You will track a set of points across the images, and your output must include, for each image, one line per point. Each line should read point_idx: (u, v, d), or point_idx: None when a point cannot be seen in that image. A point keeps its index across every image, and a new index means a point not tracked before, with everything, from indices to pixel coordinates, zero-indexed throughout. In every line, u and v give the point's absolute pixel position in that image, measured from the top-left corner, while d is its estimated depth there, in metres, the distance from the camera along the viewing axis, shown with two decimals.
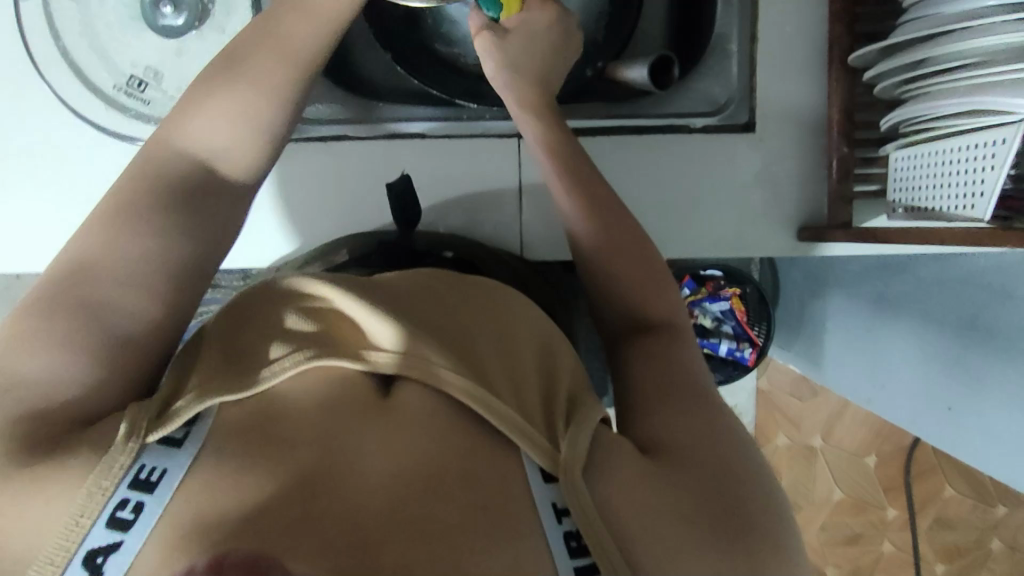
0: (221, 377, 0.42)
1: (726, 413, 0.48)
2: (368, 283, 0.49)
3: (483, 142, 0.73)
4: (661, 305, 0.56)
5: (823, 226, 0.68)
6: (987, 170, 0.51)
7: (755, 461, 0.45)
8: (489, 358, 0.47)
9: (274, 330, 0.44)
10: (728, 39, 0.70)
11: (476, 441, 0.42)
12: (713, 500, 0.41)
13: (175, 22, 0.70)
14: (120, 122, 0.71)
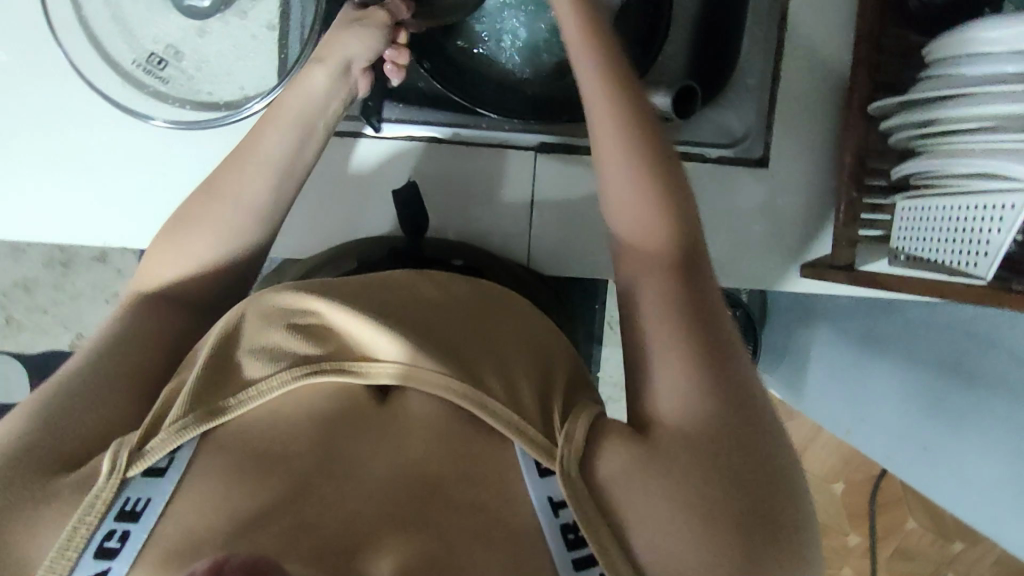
0: (205, 401, 0.43)
1: (733, 357, 0.45)
2: (350, 287, 0.50)
3: (501, 154, 0.74)
4: (683, 243, 0.49)
5: (825, 266, 0.69)
6: (992, 232, 0.53)
7: (761, 416, 0.43)
8: (480, 352, 0.48)
9: (264, 350, 0.46)
10: (747, 75, 0.72)
11: (470, 447, 0.43)
12: (717, 478, 0.40)
13: (200, 3, 0.69)
14: (133, 98, 0.71)
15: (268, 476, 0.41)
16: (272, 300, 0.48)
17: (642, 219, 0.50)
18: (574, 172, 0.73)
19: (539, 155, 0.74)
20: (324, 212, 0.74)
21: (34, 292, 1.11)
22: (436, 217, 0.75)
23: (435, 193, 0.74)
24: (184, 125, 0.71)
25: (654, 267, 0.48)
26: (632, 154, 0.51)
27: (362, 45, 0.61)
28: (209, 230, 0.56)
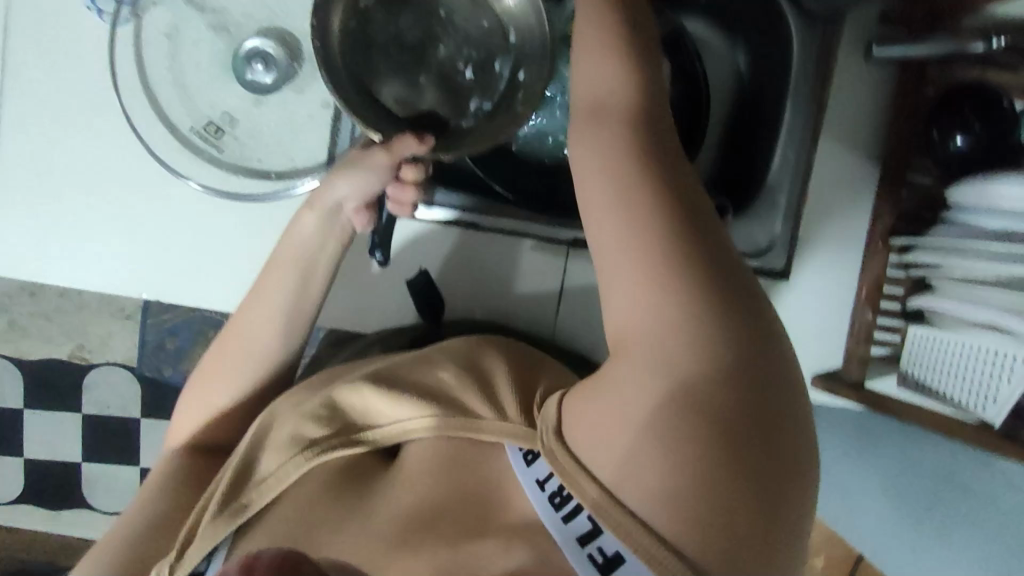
0: (230, 498, 0.51)
1: (705, 225, 0.38)
2: (364, 366, 0.57)
3: (534, 249, 0.77)
4: (641, 96, 0.41)
5: (836, 380, 0.73)
6: (1000, 383, 0.57)
7: (746, 296, 0.38)
8: (470, 378, 0.51)
9: (283, 441, 0.53)
10: (778, 191, 0.72)
11: (460, 463, 0.48)
12: (711, 394, 0.36)
13: (264, 79, 0.73)
14: (188, 164, 0.74)
15: (290, 542, 0.48)
16: (287, 403, 0.56)
17: (594, 83, 0.42)
18: (597, 266, 0.77)
19: (571, 252, 0.77)
20: (355, 302, 0.76)
21: (40, 297, 0.90)
22: (465, 300, 0.77)
23: (461, 281, 0.77)
24: (230, 196, 0.75)
25: (606, 141, 0.40)
26: (594, 35, 0.42)
27: (353, 189, 0.61)
28: (248, 342, 0.62)
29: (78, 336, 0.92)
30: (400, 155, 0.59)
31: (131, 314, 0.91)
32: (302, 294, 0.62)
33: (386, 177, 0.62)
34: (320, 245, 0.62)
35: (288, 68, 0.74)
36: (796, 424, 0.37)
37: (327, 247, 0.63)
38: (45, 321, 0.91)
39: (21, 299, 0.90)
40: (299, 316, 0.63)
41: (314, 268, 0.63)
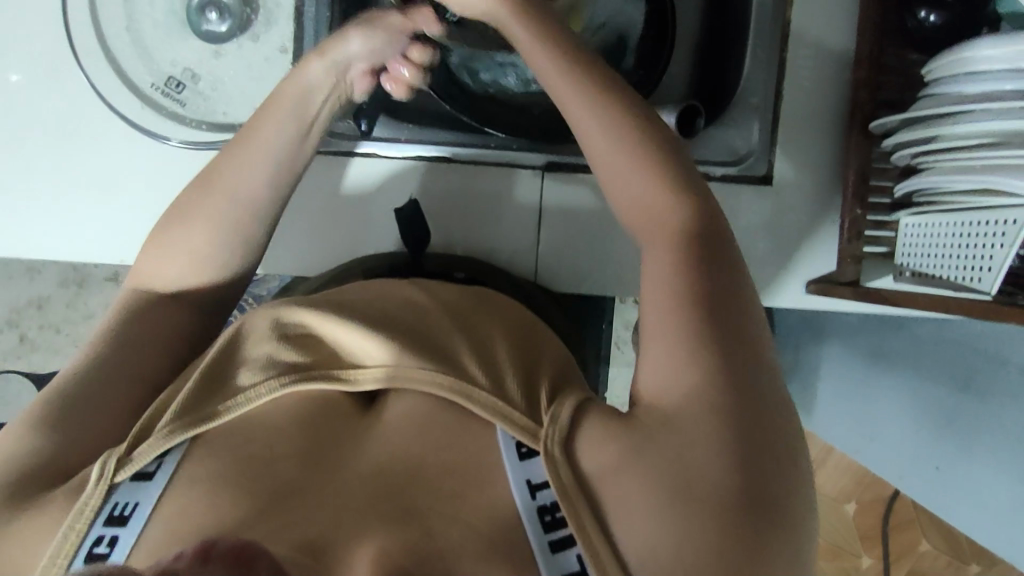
0: (195, 410, 0.47)
1: (733, 324, 0.45)
2: (346, 303, 0.54)
3: (512, 175, 0.75)
4: (695, 222, 0.50)
5: (830, 281, 0.70)
6: (996, 246, 0.53)
7: (766, 410, 0.43)
8: (463, 343, 0.51)
9: (258, 360, 0.50)
10: (751, 94, 0.72)
11: (451, 433, 0.46)
12: (713, 462, 0.41)
13: (218, 27, 0.74)
14: (151, 119, 0.74)
15: (254, 475, 0.44)
16: (267, 316, 0.52)
17: (642, 197, 0.51)
18: (579, 188, 0.75)
19: (546, 174, 0.75)
20: (316, 230, 0.75)
21: (47, 309, 1.19)
22: (441, 232, 0.76)
23: (438, 208, 0.75)
24: (197, 147, 0.74)
25: (667, 249, 0.49)
26: (623, 142, 0.52)
27: (365, 49, 0.62)
28: (207, 226, 0.59)
29: (81, 341, 1.20)
30: (416, 24, 0.64)
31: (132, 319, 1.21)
32: (273, 188, 0.61)
33: (397, 49, 0.64)
34: (316, 104, 0.62)
35: (242, 15, 0.75)
36: (793, 526, 0.41)
37: (321, 104, 0.63)
38: (54, 331, 1.20)
39: (31, 314, 1.19)
40: (257, 221, 0.61)
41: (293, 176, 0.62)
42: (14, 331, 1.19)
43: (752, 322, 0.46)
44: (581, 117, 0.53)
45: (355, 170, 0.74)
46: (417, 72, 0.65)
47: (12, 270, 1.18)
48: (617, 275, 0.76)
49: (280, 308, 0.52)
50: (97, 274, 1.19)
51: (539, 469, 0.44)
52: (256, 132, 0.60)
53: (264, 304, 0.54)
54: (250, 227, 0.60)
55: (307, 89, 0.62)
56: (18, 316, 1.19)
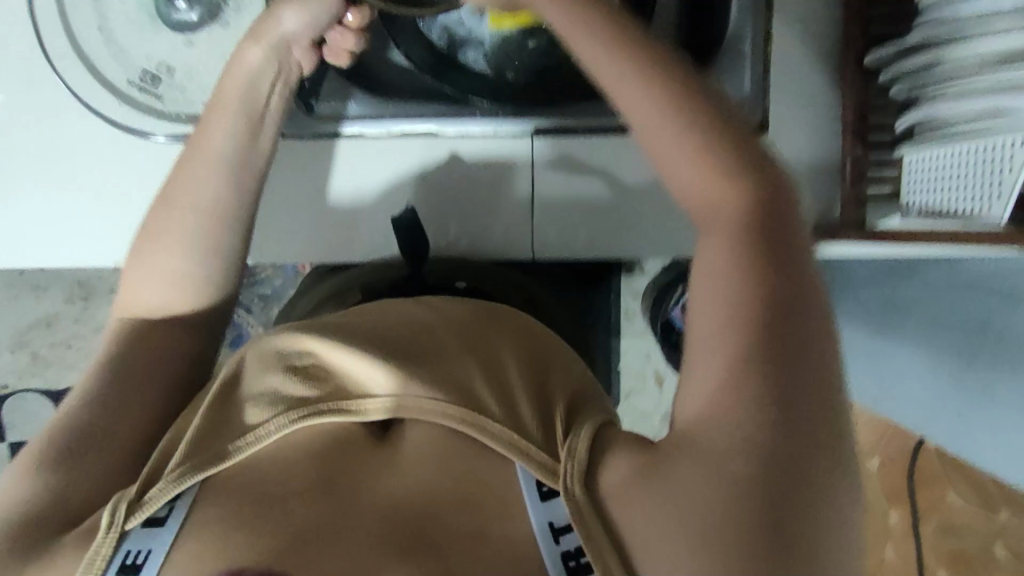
0: (204, 453, 0.46)
1: (793, 331, 0.38)
2: (357, 331, 0.52)
3: (502, 143, 0.73)
4: (757, 213, 0.42)
5: (834, 227, 0.68)
6: (1003, 173, 0.51)
7: (823, 438, 0.36)
8: (475, 370, 0.49)
9: (267, 394, 0.49)
10: (740, 40, 0.70)
11: (468, 470, 0.45)
12: (741, 509, 0.35)
13: (188, 17, 0.73)
14: (130, 116, 0.72)
15: (273, 516, 0.43)
16: (276, 348, 0.51)
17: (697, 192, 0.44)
18: (587, 179, 0.72)
19: (538, 139, 0.72)
20: (308, 224, 0.75)
21: (55, 327, 1.18)
22: (427, 209, 0.75)
23: (422, 187, 0.74)
24: (183, 138, 0.73)
25: (723, 236, 0.42)
26: (664, 113, 0.45)
27: (302, 24, 0.60)
28: (173, 245, 0.56)
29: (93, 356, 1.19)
30: None
31: None
32: (234, 190, 0.58)
33: (333, 15, 0.62)
34: (266, 83, 0.60)
35: (212, 2, 0.73)
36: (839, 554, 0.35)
37: (271, 84, 0.60)
38: (65, 348, 1.18)
39: (39, 333, 1.18)
40: (227, 227, 0.58)
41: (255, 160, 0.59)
42: (24, 351, 1.18)
43: (819, 321, 0.39)
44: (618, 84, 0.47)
45: (338, 181, 0.74)
46: (355, 37, 0.63)
47: (17, 289, 1.17)
48: (616, 240, 0.75)
49: (290, 338, 0.51)
50: (101, 287, 1.18)
51: (561, 510, 0.41)
52: (206, 131, 0.58)
53: (270, 336, 0.52)
54: (221, 235, 0.57)
55: (249, 65, 0.59)
56: (26, 334, 1.18)
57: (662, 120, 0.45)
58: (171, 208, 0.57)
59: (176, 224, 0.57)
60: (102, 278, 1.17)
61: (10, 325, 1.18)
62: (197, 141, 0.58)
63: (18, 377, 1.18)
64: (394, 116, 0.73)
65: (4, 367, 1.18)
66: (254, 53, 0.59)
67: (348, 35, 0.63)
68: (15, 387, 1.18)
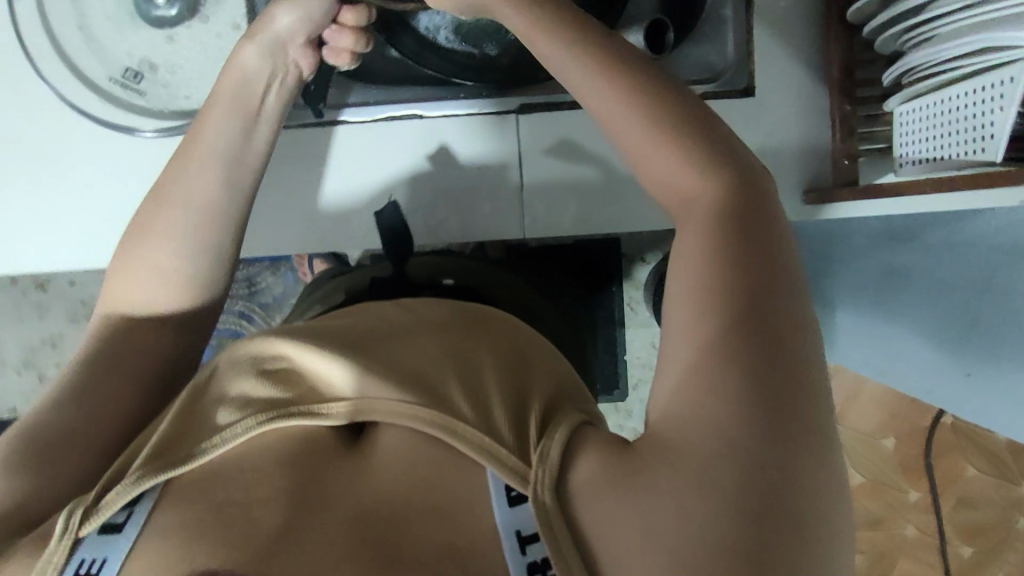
0: (167, 457, 0.43)
1: (769, 330, 0.36)
2: (329, 333, 0.50)
3: (487, 119, 0.71)
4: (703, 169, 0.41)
5: (828, 188, 0.66)
6: (994, 112, 0.49)
7: (804, 449, 0.35)
8: (449, 370, 0.47)
9: (236, 398, 0.47)
10: (721, 5, 0.69)
11: (439, 477, 0.42)
12: (709, 525, 0.34)
13: (168, 12, 0.71)
14: (114, 113, 0.70)
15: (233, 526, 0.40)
16: (247, 353, 0.49)
17: (651, 160, 0.43)
18: (587, 166, 0.70)
19: (521, 116, 0.70)
20: (298, 215, 0.73)
21: (61, 347, 1.16)
22: (420, 197, 0.72)
23: (420, 178, 0.72)
24: (165, 134, 0.70)
25: (697, 219, 0.40)
26: (637, 105, 0.43)
27: (295, 21, 0.58)
28: (163, 241, 0.53)
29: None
30: None
31: None
32: (229, 189, 0.55)
33: (328, 16, 0.60)
34: (263, 84, 0.57)
35: None
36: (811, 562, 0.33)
37: (266, 90, 0.58)
38: (70, 368, 1.17)
39: (47, 352, 1.17)
40: (224, 230, 0.55)
41: (244, 161, 0.56)
42: (32, 371, 1.17)
43: (800, 320, 0.37)
44: (588, 80, 0.45)
45: (331, 178, 0.72)
46: (352, 36, 0.61)
47: (23, 310, 1.16)
48: (601, 218, 0.72)
49: (260, 341, 0.49)
50: None
51: (529, 517, 0.39)
52: (202, 127, 0.55)
53: (241, 339, 0.50)
54: (214, 233, 0.55)
55: (243, 63, 0.56)
56: (32, 354, 1.17)
57: (593, 81, 0.45)
58: (161, 202, 0.54)
59: (173, 218, 0.54)
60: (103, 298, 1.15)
61: (16, 344, 1.17)
62: (189, 136, 0.56)
63: (25, 400, 1.18)
64: (380, 103, 0.71)
65: (16, 389, 1.17)
66: (247, 51, 0.57)
67: (338, 31, 0.61)
68: (24, 412, 1.18)
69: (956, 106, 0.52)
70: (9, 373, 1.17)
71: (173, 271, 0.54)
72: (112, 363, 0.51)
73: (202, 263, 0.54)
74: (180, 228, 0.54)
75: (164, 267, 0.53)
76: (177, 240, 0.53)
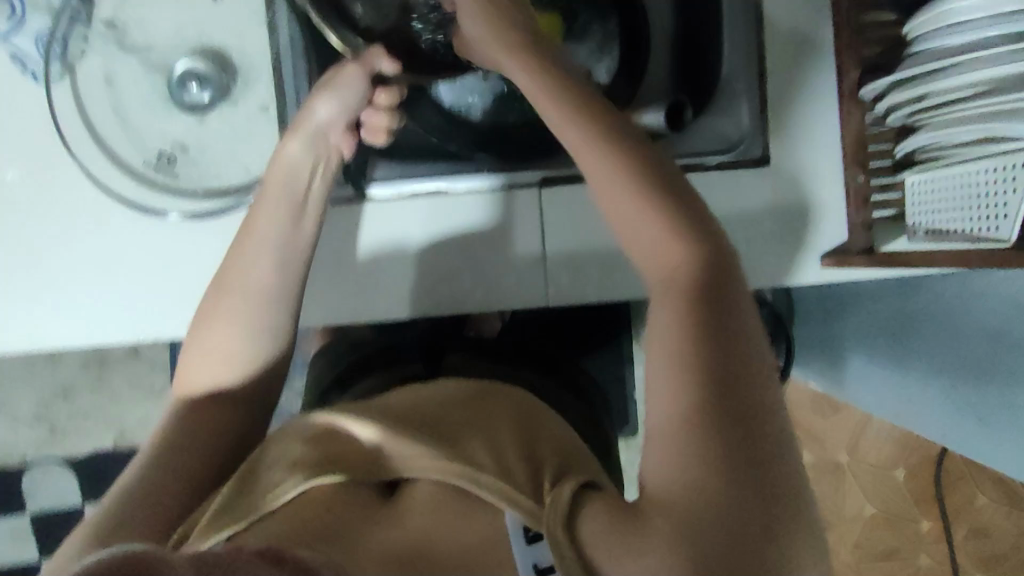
0: (219, 519, 0.47)
1: (748, 401, 0.40)
2: (366, 407, 0.56)
3: (513, 194, 0.75)
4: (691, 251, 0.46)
5: (845, 252, 0.69)
6: (1008, 194, 0.53)
7: (781, 512, 0.37)
8: (471, 434, 0.52)
9: (281, 460, 0.51)
10: (734, 80, 0.73)
11: (459, 527, 0.45)
12: (722, 564, 0.35)
13: (201, 97, 0.76)
14: (147, 196, 0.74)
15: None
16: (295, 429, 0.54)
17: (651, 241, 0.47)
18: (596, 234, 0.76)
19: (543, 189, 0.76)
20: (337, 291, 0.76)
21: (74, 398, 1.20)
22: (451, 269, 0.76)
23: (449, 249, 0.75)
24: (197, 219, 0.74)
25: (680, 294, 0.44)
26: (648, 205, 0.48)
27: (334, 110, 0.66)
28: (228, 327, 0.61)
29: (112, 425, 1.20)
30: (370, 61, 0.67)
31: (161, 393, 1.20)
32: (281, 274, 0.63)
33: (363, 95, 0.68)
34: (308, 174, 0.66)
35: (221, 81, 0.76)
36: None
37: (310, 177, 0.66)
38: (83, 419, 1.20)
39: (59, 405, 1.20)
40: (273, 309, 0.62)
41: (293, 249, 0.64)
42: (44, 424, 1.20)
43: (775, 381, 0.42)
44: (593, 171, 0.51)
45: (366, 253, 0.76)
46: (385, 115, 0.70)
47: (35, 363, 1.19)
48: (623, 283, 0.76)
49: (307, 416, 0.55)
50: (117, 354, 1.20)
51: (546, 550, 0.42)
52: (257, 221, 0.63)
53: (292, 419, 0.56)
54: (271, 317, 0.62)
55: (291, 156, 0.65)
56: (46, 406, 1.20)
57: (601, 168, 0.50)
58: (225, 292, 0.62)
59: (236, 307, 0.61)
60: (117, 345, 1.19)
61: (31, 399, 1.19)
62: (247, 230, 0.64)
63: (36, 450, 1.20)
64: (416, 178, 0.76)
65: (27, 441, 1.20)
66: (293, 147, 0.65)
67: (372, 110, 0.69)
68: (36, 464, 1.20)
69: (977, 181, 0.55)
70: (22, 426, 1.20)
71: (231, 353, 0.61)
72: (176, 445, 0.56)
73: (253, 342, 0.62)
74: (243, 316, 0.61)
75: (222, 347, 0.61)
76: (235, 326, 0.61)
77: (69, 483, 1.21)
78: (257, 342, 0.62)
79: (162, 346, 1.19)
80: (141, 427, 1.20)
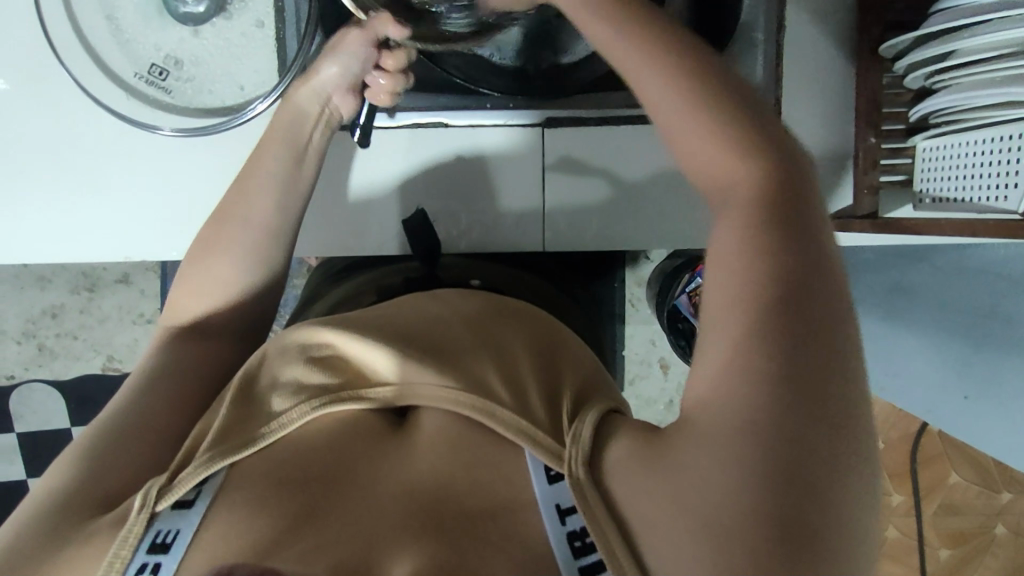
0: (227, 439, 0.48)
1: (811, 306, 0.37)
2: (365, 322, 0.56)
3: (509, 132, 0.74)
4: (764, 181, 0.41)
5: (846, 216, 0.69)
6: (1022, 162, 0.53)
7: (836, 423, 0.36)
8: (479, 358, 0.52)
9: (288, 384, 0.52)
10: (753, 28, 0.71)
11: (476, 454, 0.47)
12: (745, 499, 0.35)
13: (195, 9, 0.71)
14: (136, 108, 0.73)
15: (290, 499, 0.46)
16: (292, 339, 0.54)
17: (716, 164, 0.43)
18: (592, 182, 0.75)
19: (546, 130, 0.74)
20: (332, 226, 0.76)
21: (62, 318, 1.18)
22: (446, 206, 0.76)
23: (447, 192, 0.76)
24: (190, 134, 0.73)
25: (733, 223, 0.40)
26: (722, 121, 0.43)
27: (336, 72, 0.64)
28: (232, 250, 0.61)
29: (101, 347, 1.19)
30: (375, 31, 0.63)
31: (150, 318, 1.19)
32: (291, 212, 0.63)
33: (368, 62, 0.65)
34: (310, 123, 0.66)
35: None
36: (846, 529, 0.35)
37: (312, 125, 0.66)
38: (71, 339, 1.19)
39: (47, 324, 1.18)
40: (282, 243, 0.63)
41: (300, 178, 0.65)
42: (32, 341, 1.19)
43: (831, 316, 0.38)
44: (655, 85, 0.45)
45: (362, 177, 0.75)
46: (392, 81, 0.66)
47: (22, 281, 1.17)
48: (621, 232, 0.76)
49: (304, 331, 0.54)
50: (106, 277, 1.18)
51: (566, 492, 0.44)
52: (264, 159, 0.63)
53: (284, 331, 0.55)
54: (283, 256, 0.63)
55: (298, 103, 0.65)
56: (34, 325, 1.18)
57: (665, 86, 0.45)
58: (231, 225, 0.62)
59: (238, 228, 0.61)
60: (108, 269, 1.18)
61: (19, 316, 1.18)
62: (254, 164, 0.63)
63: (24, 368, 1.19)
64: (414, 109, 0.74)
65: (14, 358, 1.19)
66: (297, 105, 0.65)
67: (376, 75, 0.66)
68: (23, 379, 1.19)
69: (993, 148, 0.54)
70: (10, 342, 1.19)
71: (228, 279, 0.61)
72: (166, 375, 0.56)
73: (256, 257, 0.62)
74: (244, 243, 0.61)
75: (225, 270, 0.61)
76: (238, 252, 0.61)
77: (56, 401, 1.20)
78: (260, 265, 0.62)
79: (153, 273, 1.18)
80: (128, 352, 1.19)
